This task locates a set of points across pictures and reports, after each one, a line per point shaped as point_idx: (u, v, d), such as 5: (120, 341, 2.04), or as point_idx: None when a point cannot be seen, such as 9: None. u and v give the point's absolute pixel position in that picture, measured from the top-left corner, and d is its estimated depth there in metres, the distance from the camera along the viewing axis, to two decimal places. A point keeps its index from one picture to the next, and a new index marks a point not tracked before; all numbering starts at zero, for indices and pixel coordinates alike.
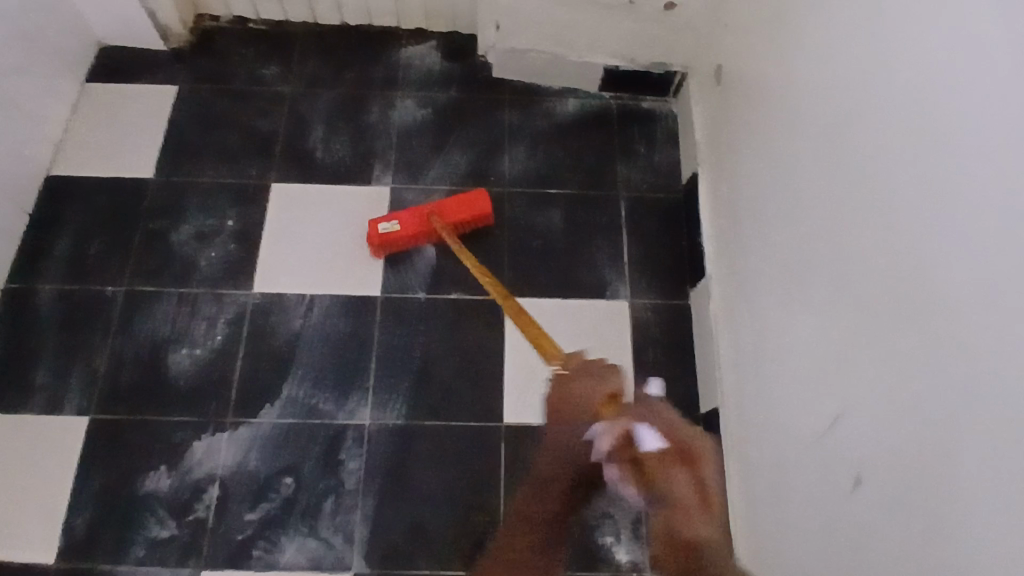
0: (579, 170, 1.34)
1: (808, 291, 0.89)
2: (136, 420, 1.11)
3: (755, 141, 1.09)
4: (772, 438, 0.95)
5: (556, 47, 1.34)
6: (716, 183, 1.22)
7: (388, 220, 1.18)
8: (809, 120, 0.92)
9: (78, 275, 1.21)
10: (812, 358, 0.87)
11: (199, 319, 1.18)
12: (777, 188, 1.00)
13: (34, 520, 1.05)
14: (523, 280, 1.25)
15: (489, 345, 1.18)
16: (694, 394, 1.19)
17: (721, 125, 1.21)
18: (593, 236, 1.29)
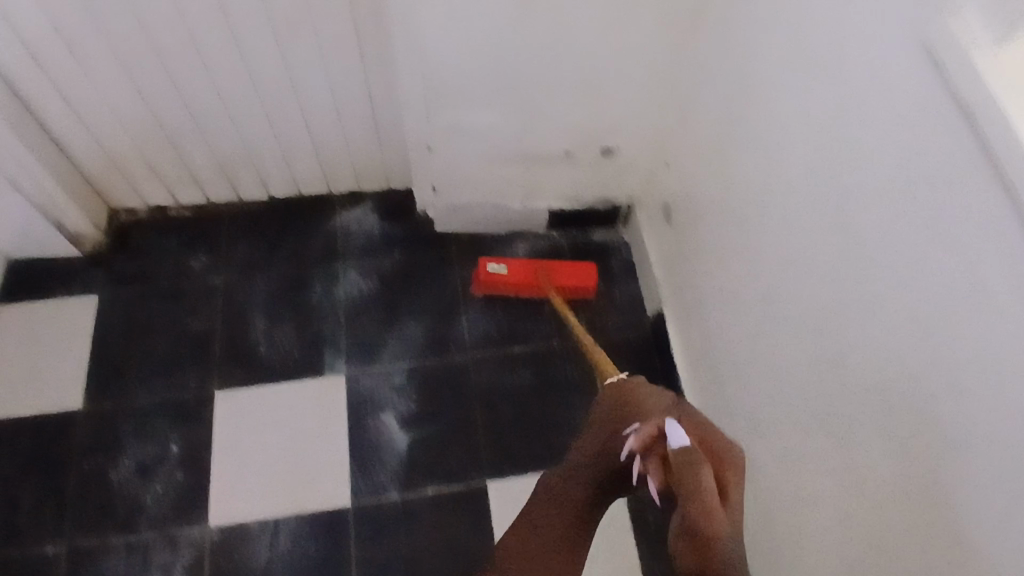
0: (542, 320, 1.27)
1: (811, 480, 0.81)
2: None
3: (720, 293, 1.04)
4: None
5: (498, 197, 1.28)
6: (686, 325, 1.17)
7: (499, 263, 1.25)
8: (778, 289, 0.86)
9: (8, 539, 1.08)
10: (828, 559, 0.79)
11: (154, 569, 1.06)
12: (755, 349, 0.94)
13: None
14: (501, 457, 1.16)
15: (478, 541, 1.09)
16: None
17: (680, 265, 1.17)
18: (568, 392, 1.22)
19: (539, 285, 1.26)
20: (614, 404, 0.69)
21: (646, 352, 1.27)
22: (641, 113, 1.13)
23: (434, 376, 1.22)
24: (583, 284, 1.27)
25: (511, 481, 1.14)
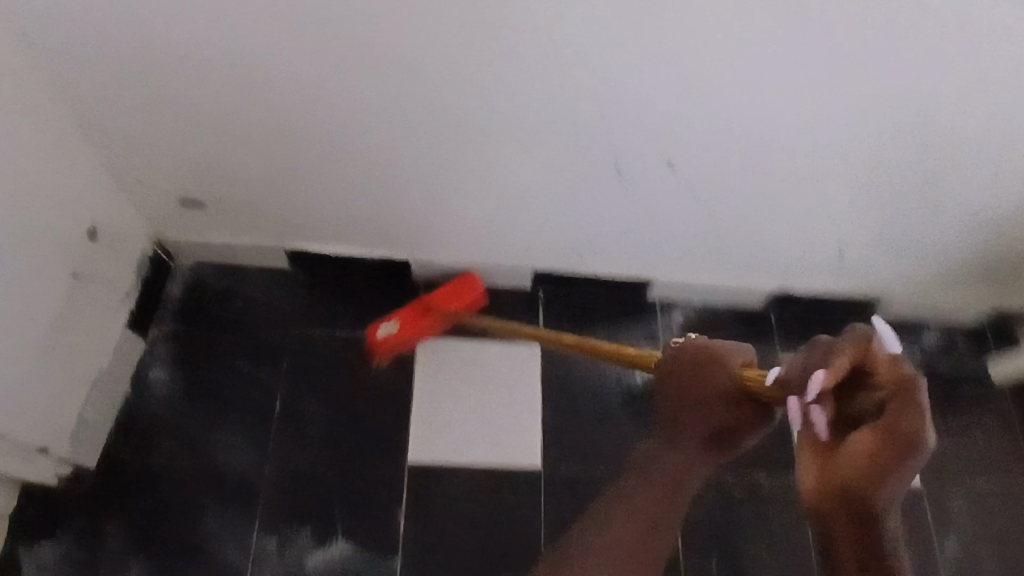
0: (254, 366, 1.15)
1: (501, 173, 1.01)
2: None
3: (314, 174, 1.03)
4: (606, 227, 1.11)
5: (86, 375, 1.02)
6: (318, 229, 1.15)
7: (386, 322, 1.15)
8: (348, 126, 0.94)
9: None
10: (563, 188, 1.03)
11: None
12: (379, 176, 1.03)
13: None
14: (389, 443, 1.11)
15: (462, 482, 1.10)
16: (514, 290, 1.26)
17: (257, 207, 1.10)
18: (342, 362, 1.17)
19: (433, 320, 1.16)
20: (700, 360, 0.73)
21: (322, 278, 1.22)
22: (82, 177, 0.96)
23: (283, 498, 1.05)
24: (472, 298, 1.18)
25: (413, 441, 1.12)
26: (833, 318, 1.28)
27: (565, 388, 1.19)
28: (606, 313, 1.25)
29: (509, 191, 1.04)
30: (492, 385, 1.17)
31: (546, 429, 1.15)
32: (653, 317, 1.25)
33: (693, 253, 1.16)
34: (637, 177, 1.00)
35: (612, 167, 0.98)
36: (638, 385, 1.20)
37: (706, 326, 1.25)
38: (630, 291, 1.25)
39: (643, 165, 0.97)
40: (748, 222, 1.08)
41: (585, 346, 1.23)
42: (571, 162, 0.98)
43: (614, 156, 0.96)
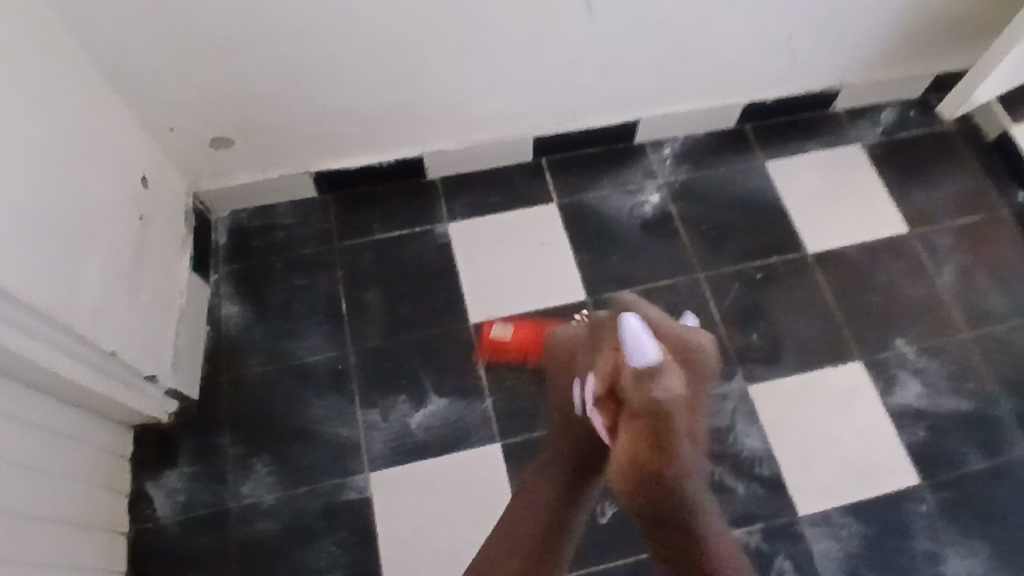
0: (313, 280, 1.26)
1: (487, 40, 1.12)
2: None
3: (323, 87, 1.14)
4: (589, 74, 1.23)
5: (170, 309, 1.13)
6: (336, 146, 1.26)
7: (502, 324, 1.21)
8: (346, 28, 1.04)
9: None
10: (541, 42, 1.14)
11: None
12: (378, 70, 1.13)
13: None
14: (449, 313, 1.24)
15: (524, 325, 1.23)
16: (520, 164, 1.39)
17: (279, 136, 1.21)
18: (388, 258, 1.29)
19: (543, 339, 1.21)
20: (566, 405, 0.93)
21: (349, 196, 1.35)
22: (123, 128, 1.06)
23: (374, 375, 1.18)
24: None
25: (470, 305, 1.25)
26: (796, 121, 1.45)
27: (587, 231, 1.32)
28: (604, 163, 1.39)
29: (496, 59, 1.16)
30: (523, 245, 1.31)
31: (583, 267, 1.29)
32: (645, 156, 1.40)
33: (667, 78, 1.29)
34: (603, 11, 1.11)
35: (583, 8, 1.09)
36: (649, 213, 1.34)
37: (692, 154, 1.41)
38: (619, 140, 1.40)
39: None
40: (710, 31, 1.19)
41: (596, 194, 1.36)
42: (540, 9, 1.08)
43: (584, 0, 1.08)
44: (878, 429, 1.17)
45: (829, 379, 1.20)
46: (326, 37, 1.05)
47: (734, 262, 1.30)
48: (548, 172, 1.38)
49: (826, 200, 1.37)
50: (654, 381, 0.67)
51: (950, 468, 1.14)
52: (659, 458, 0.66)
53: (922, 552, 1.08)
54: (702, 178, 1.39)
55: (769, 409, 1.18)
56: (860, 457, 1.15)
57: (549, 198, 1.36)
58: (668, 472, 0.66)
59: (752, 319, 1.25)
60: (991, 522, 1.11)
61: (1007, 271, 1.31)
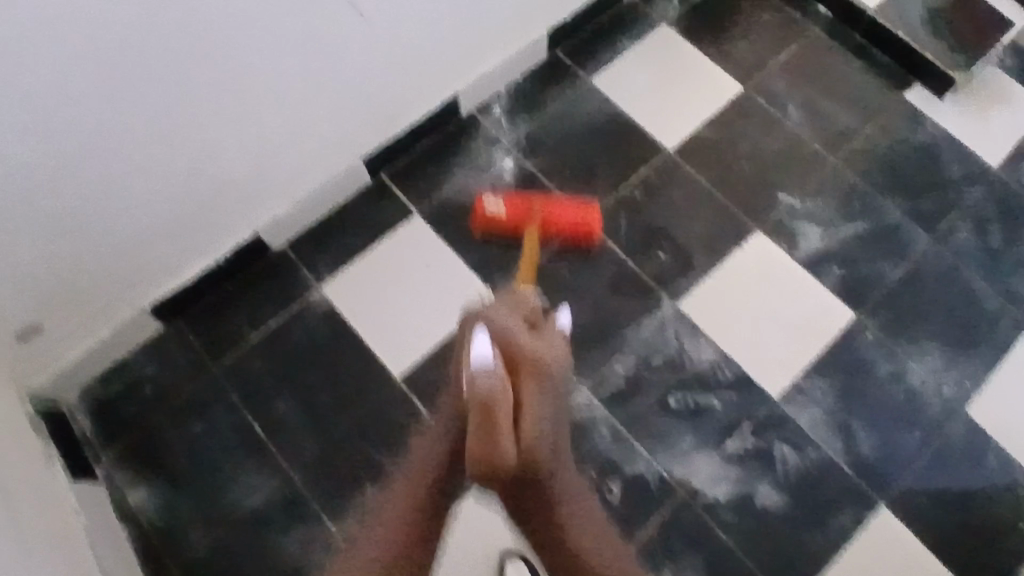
0: (215, 419, 1.12)
1: (269, 93, 0.98)
2: (766, 550, 1.06)
3: (119, 224, 0.97)
4: (391, 76, 1.12)
5: (80, 535, 0.95)
6: (165, 269, 1.09)
7: (495, 199, 1.18)
8: (109, 154, 0.88)
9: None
10: (327, 68, 1.02)
11: None
12: (158, 173, 0.95)
13: (885, 555, 1.06)
14: (370, 379, 1.14)
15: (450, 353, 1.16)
16: (362, 192, 1.27)
17: (95, 291, 1.02)
18: (280, 356, 1.16)
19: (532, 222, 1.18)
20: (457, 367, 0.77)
21: (203, 311, 1.19)
22: None
23: (330, 482, 1.09)
24: (583, 229, 1.19)
25: (387, 360, 1.15)
26: (601, 25, 1.40)
27: (461, 228, 1.24)
28: (443, 151, 1.29)
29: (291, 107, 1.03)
30: (408, 274, 1.21)
31: (476, 266, 1.21)
32: (479, 126, 1.31)
33: (468, 44, 1.20)
34: (372, 7, 0.99)
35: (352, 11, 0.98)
36: (512, 181, 1.27)
37: (523, 101, 1.33)
38: (448, 122, 1.30)
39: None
40: None
41: (452, 186, 1.27)
42: (294, 22, 0.93)
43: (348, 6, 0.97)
44: (804, 284, 1.20)
45: (741, 260, 1.22)
46: (91, 173, 0.89)
47: (611, 192, 1.27)
48: (393, 186, 1.27)
49: (663, 91, 1.35)
50: (478, 376, 0.63)
51: (873, 287, 1.21)
52: (498, 457, 0.61)
53: (884, 373, 1.15)
54: (543, 122, 1.32)
55: (706, 317, 1.18)
56: (802, 317, 1.18)
57: (409, 213, 1.25)
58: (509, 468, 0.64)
59: (655, 238, 1.23)
60: (927, 317, 1.19)
61: (842, 86, 1.36)
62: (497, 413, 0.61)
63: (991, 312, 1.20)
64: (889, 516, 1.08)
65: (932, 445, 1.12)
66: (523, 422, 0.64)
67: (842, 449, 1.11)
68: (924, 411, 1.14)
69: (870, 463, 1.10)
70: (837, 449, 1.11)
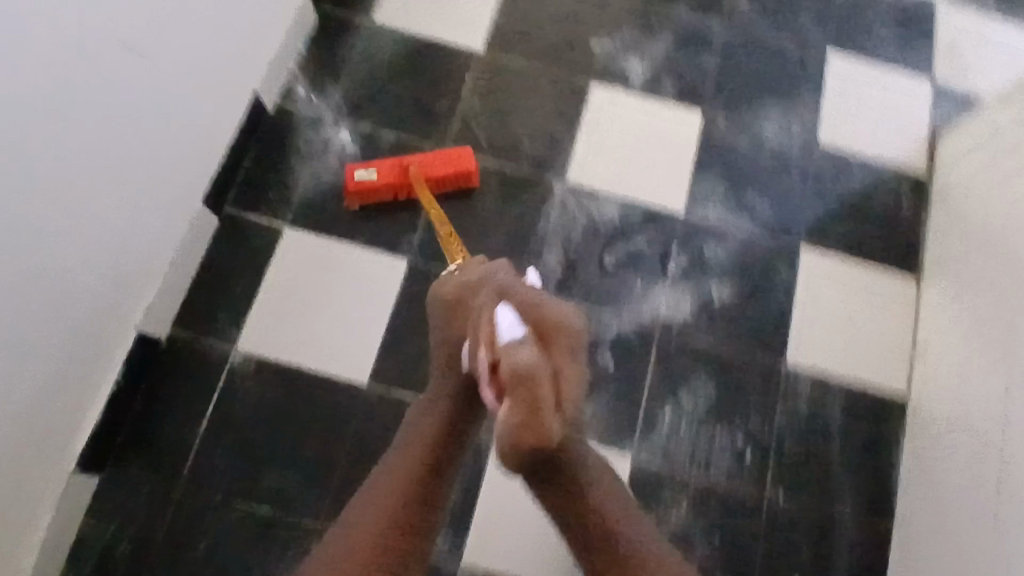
0: (213, 528, 1.04)
1: (104, 186, 0.87)
2: (742, 333, 1.14)
3: (25, 399, 0.84)
4: (195, 108, 1.03)
5: None
6: (75, 417, 0.97)
7: (365, 169, 1.14)
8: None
9: (826, 519, 1.06)
10: (141, 132, 0.92)
11: (688, 439, 1.08)
12: (36, 328, 0.82)
13: (832, 279, 1.19)
14: (340, 400, 1.09)
15: (398, 332, 1.13)
16: (218, 238, 1.17)
17: (25, 480, 0.89)
18: (239, 433, 1.08)
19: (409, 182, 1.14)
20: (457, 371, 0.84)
21: (130, 437, 1.07)
22: None
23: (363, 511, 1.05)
24: (463, 171, 1.15)
25: (344, 373, 1.11)
26: None
27: (336, 218, 1.18)
28: (272, 157, 1.21)
29: (127, 189, 0.92)
30: (313, 287, 1.14)
31: (371, 244, 1.17)
32: (292, 116, 1.23)
33: (246, 43, 1.11)
34: (156, 47, 0.90)
35: (142, 61, 0.88)
36: (356, 149, 1.22)
37: (320, 72, 1.26)
38: (259, 124, 1.22)
39: (147, 38, 0.88)
40: None
41: (302, 185, 1.20)
42: (86, 85, 0.80)
43: (137, 57, 0.87)
44: (654, 106, 1.27)
45: (592, 113, 1.26)
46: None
47: (451, 111, 1.25)
48: (245, 215, 1.18)
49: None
50: (509, 350, 0.65)
51: (705, 77, 1.30)
52: (540, 434, 0.64)
53: (750, 141, 1.26)
54: (349, 80, 1.26)
55: (593, 175, 1.21)
56: (667, 134, 1.25)
57: (277, 232, 1.17)
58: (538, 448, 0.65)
59: (512, 131, 1.24)
60: (758, 79, 1.31)
61: None
62: (536, 391, 0.63)
63: (796, 50, 1.33)
64: (813, 254, 1.20)
65: (817, 177, 1.25)
66: (562, 398, 0.67)
67: (755, 220, 1.21)
68: (792, 155, 1.25)
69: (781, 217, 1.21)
70: (751, 222, 1.21)
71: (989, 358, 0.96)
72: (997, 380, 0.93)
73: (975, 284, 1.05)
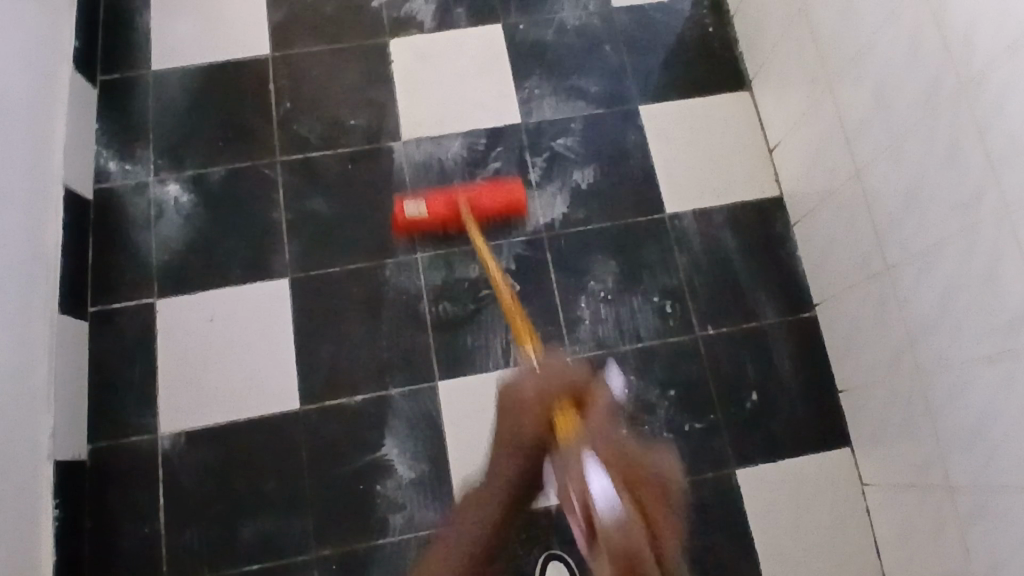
0: None
1: None
2: (618, 205, 1.18)
3: None
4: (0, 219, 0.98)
5: None
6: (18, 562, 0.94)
7: (414, 203, 1.09)
8: None
9: (758, 332, 1.12)
10: None
11: (614, 319, 1.12)
12: None
13: (678, 122, 1.23)
14: (281, 432, 1.08)
15: (307, 346, 1.12)
16: (91, 338, 1.12)
17: None
18: (199, 506, 1.06)
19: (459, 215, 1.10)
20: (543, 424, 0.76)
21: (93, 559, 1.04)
22: None
23: (350, 519, 1.05)
24: (512, 202, 1.11)
25: (273, 407, 1.09)
26: (104, 33, 1.28)
27: (201, 269, 1.15)
28: (113, 239, 1.16)
29: None
30: (207, 341, 1.12)
31: (245, 278, 1.14)
32: (114, 193, 1.18)
33: (27, 138, 1.06)
34: None
35: None
36: (191, 197, 1.18)
37: (124, 140, 1.21)
38: (85, 212, 1.17)
39: None
40: None
41: (154, 252, 1.16)
42: None
43: None
44: (453, 36, 1.27)
45: (401, 67, 1.25)
46: None
47: (266, 124, 1.22)
48: (109, 305, 1.13)
49: (207, 25, 1.28)
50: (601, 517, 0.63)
51: None
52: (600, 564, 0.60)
53: (554, 31, 1.28)
54: (156, 137, 1.21)
55: (425, 123, 1.22)
56: (476, 56, 1.26)
57: (149, 305, 1.13)
58: (535, 417, 0.75)
59: (332, 117, 1.22)
60: None
61: None
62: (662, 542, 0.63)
63: None
64: (650, 108, 1.24)
65: (626, 38, 1.28)
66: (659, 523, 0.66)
67: (588, 100, 1.24)
68: (596, 28, 1.28)
69: (609, 88, 1.25)
70: (586, 104, 1.24)
71: (824, 128, 1.04)
72: (839, 145, 1.01)
73: (789, 73, 1.11)
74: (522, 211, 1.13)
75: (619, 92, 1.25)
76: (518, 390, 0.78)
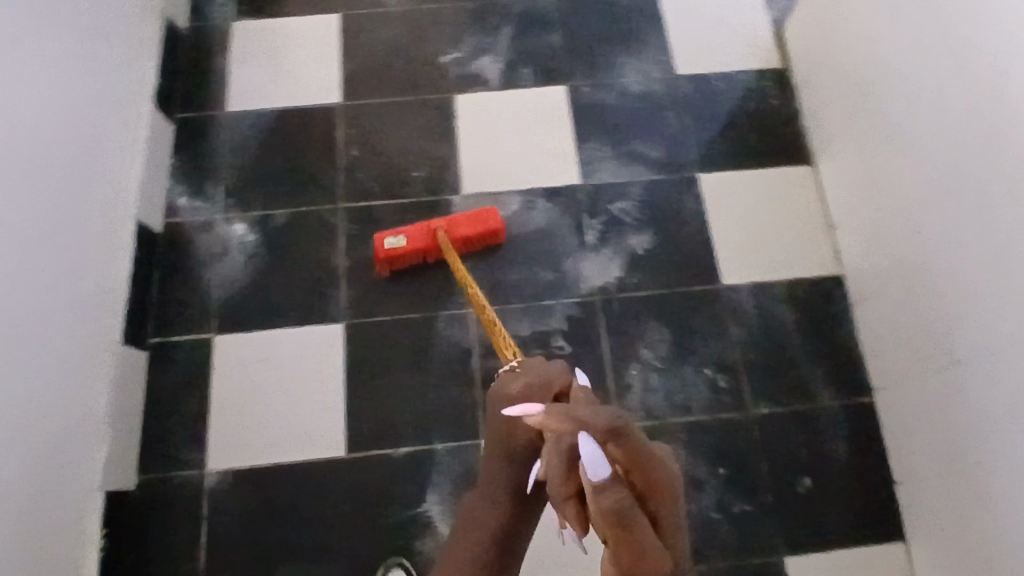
0: None
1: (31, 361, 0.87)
2: (674, 272, 1.17)
3: None
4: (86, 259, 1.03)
5: None
6: None
7: (394, 236, 1.13)
8: None
9: (811, 413, 1.10)
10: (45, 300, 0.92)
11: (664, 389, 1.11)
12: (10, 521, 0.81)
13: (738, 193, 1.23)
14: (325, 477, 1.09)
15: (356, 394, 1.13)
16: (150, 371, 1.15)
17: None
18: (240, 547, 1.06)
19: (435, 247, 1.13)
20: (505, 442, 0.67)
21: None
22: None
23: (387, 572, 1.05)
24: (490, 229, 1.15)
25: (319, 452, 1.10)
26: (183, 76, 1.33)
27: (259, 310, 1.17)
28: (178, 276, 1.20)
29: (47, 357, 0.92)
30: (260, 382, 1.14)
31: (302, 321, 1.16)
32: (182, 230, 1.22)
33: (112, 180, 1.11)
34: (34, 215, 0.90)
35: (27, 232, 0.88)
36: (255, 238, 1.21)
37: (195, 179, 1.25)
38: (153, 246, 1.20)
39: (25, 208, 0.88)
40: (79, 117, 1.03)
41: (215, 290, 1.19)
42: None
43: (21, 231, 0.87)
44: (519, 96, 1.29)
45: (465, 124, 1.28)
46: None
47: (331, 172, 1.25)
48: (169, 339, 1.16)
49: (281, 74, 1.32)
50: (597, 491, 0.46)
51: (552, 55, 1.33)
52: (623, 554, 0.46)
53: (617, 96, 1.29)
54: (224, 178, 1.25)
55: (486, 180, 1.24)
56: (540, 117, 1.28)
57: (206, 342, 1.16)
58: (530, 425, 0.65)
59: (396, 169, 1.25)
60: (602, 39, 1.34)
61: None
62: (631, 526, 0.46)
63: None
64: (710, 177, 1.24)
65: (689, 107, 1.29)
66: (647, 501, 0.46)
67: (648, 166, 1.25)
68: (659, 95, 1.30)
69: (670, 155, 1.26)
70: (646, 169, 1.24)
71: (891, 212, 1.02)
72: (906, 232, 0.99)
73: (855, 154, 1.11)
74: (499, 236, 1.17)
75: (680, 159, 1.25)
76: (503, 388, 0.70)
